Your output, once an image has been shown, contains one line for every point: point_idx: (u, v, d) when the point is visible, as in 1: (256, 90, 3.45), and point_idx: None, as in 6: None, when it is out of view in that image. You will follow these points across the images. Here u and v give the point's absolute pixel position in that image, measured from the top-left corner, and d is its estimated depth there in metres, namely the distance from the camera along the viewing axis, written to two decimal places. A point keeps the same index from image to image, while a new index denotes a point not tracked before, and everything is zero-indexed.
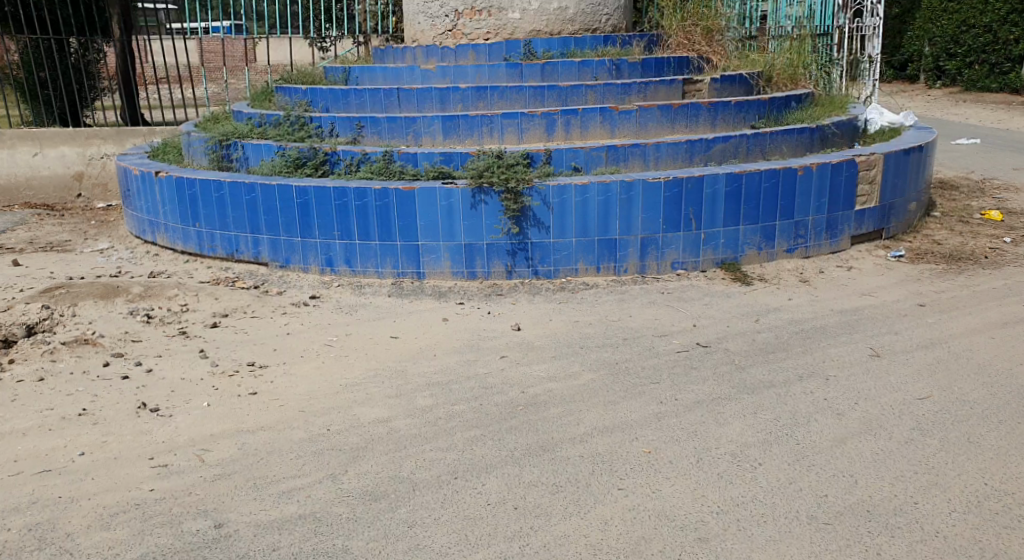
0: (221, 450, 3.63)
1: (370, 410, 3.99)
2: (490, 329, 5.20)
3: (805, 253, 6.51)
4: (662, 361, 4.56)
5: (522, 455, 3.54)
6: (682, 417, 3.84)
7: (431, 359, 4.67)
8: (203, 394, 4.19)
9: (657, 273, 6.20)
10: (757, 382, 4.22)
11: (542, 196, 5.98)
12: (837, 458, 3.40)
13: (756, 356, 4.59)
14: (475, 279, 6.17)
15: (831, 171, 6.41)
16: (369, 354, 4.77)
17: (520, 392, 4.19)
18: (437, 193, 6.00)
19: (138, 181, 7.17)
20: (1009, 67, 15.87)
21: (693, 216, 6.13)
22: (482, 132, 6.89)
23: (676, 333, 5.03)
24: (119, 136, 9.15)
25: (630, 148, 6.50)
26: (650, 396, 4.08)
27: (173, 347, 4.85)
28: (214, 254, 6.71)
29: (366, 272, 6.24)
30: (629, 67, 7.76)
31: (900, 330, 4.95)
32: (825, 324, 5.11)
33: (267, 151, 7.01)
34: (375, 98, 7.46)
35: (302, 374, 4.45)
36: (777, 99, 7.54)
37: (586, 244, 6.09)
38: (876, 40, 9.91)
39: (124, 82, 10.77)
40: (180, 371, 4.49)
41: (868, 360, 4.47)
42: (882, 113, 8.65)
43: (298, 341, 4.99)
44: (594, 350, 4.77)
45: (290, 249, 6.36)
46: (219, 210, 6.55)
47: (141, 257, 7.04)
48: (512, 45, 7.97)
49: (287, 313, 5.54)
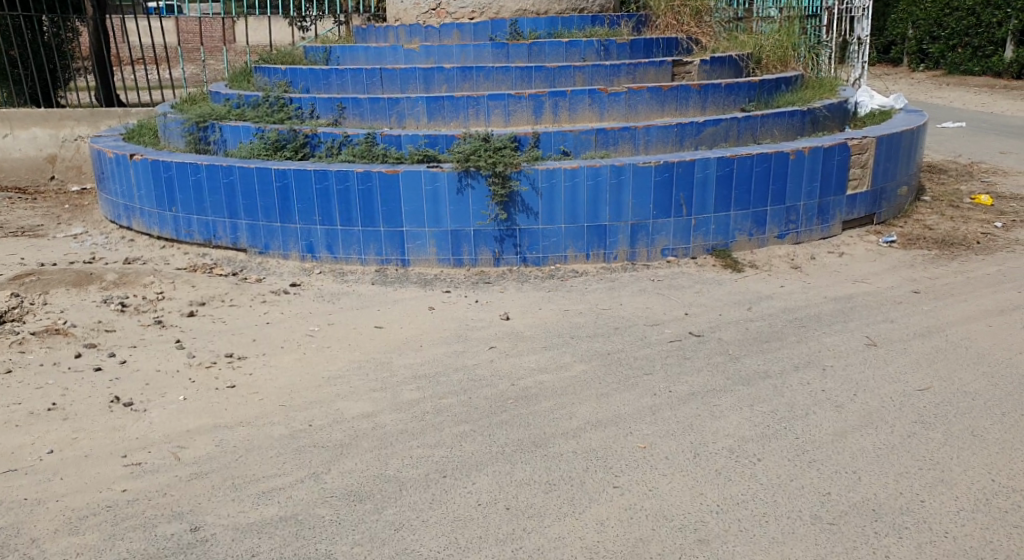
0: (198, 447, 3.46)
1: (354, 404, 3.84)
2: (477, 318, 5.06)
3: (797, 239, 6.40)
4: (655, 351, 4.44)
5: (513, 451, 3.41)
6: (677, 410, 3.71)
7: (416, 350, 4.53)
8: (179, 387, 4.02)
9: (647, 260, 6.08)
10: (753, 373, 4.10)
11: (530, 181, 5.83)
12: (840, 454, 3.30)
13: (751, 346, 4.47)
14: (462, 266, 6.02)
15: (824, 155, 6.29)
16: (352, 345, 4.62)
17: (509, 384, 4.05)
18: (422, 177, 5.82)
19: (112, 164, 6.94)
20: (992, 50, 15.82)
21: (684, 200, 6.00)
22: (467, 114, 6.71)
23: (668, 322, 4.91)
24: (93, 118, 8.90)
25: (619, 131, 6.35)
26: (644, 388, 3.96)
27: (148, 338, 4.67)
28: (191, 240, 6.51)
29: (348, 259, 6.07)
30: (617, 48, 7.59)
31: (896, 318, 4.85)
32: (819, 312, 5.01)
33: (245, 134, 6.80)
34: (357, 79, 7.27)
35: (282, 366, 4.29)
36: (768, 82, 7.41)
37: (575, 231, 5.95)
38: (865, 21, 9.91)
39: (98, 62, 10.49)
40: (155, 363, 4.32)
41: (865, 350, 4.37)
42: (872, 96, 8.54)
43: (278, 331, 4.83)
44: (584, 340, 4.64)
45: (270, 235, 6.18)
46: (196, 195, 6.35)
47: (115, 242, 6.83)
48: (498, 24, 7.76)
49: (267, 302, 5.37)
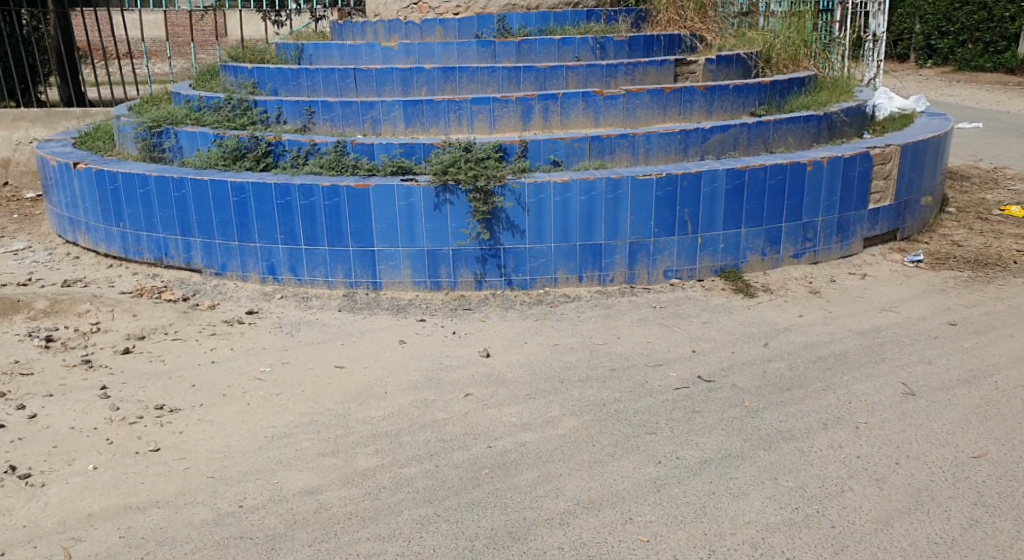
0: (96, 540, 2.87)
1: (297, 475, 3.20)
2: (455, 355, 4.41)
3: (814, 259, 5.76)
4: (659, 403, 3.78)
5: (484, 548, 2.80)
6: (687, 485, 3.10)
7: (379, 399, 3.86)
8: (91, 452, 3.40)
9: (647, 282, 5.44)
10: (774, 433, 3.47)
11: (516, 196, 5.18)
12: (885, 555, 2.72)
13: (770, 395, 3.83)
14: (440, 290, 5.36)
15: (843, 166, 5.65)
16: (304, 392, 3.96)
17: (485, 448, 3.40)
18: (395, 192, 5.17)
19: (56, 172, 6.29)
20: (1005, 46, 15.30)
21: (689, 217, 5.36)
22: (448, 120, 6.07)
23: (673, 361, 4.26)
24: (49, 118, 8.31)
25: (617, 139, 5.69)
26: (646, 454, 3.32)
27: (69, 384, 4.04)
28: (141, 258, 5.85)
29: (313, 281, 5.42)
30: (615, 46, 6.94)
31: (935, 358, 4.21)
32: (844, 349, 4.36)
33: (203, 141, 6.14)
34: (329, 80, 6.58)
35: (219, 422, 3.65)
36: (779, 83, 6.76)
37: (566, 250, 5.29)
38: (881, 16, 9.21)
39: (64, 57, 9.85)
40: (69, 418, 3.69)
41: (903, 402, 3.71)
42: (891, 98, 7.89)
43: (222, 374, 4.17)
44: (575, 386, 3.98)
45: (226, 254, 5.52)
46: (144, 209, 5.71)
47: (59, 260, 6.17)
48: (484, 21, 7.13)
49: (217, 334, 4.73)
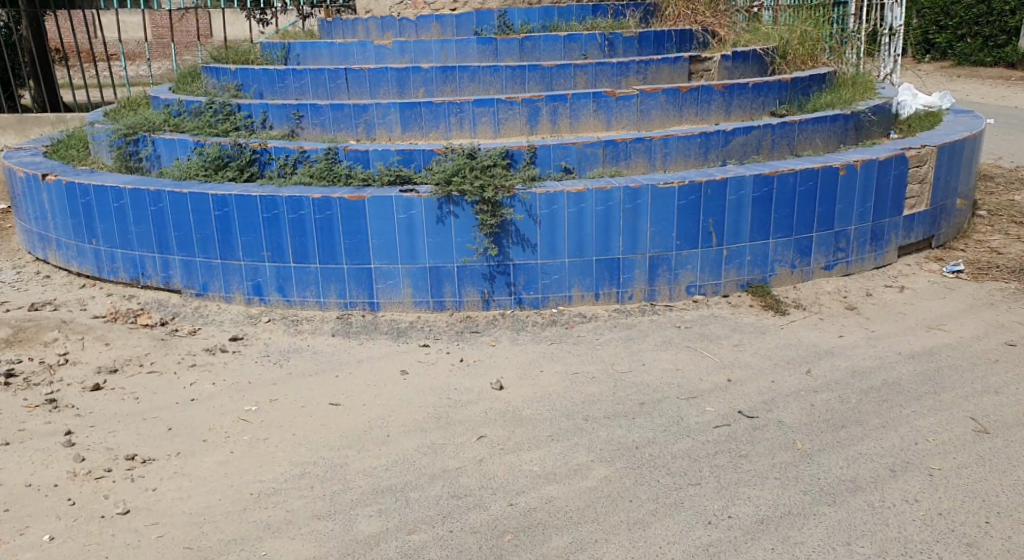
0: None
1: (288, 546, 2.78)
2: (464, 388, 3.94)
3: (846, 270, 5.33)
4: (700, 444, 3.34)
5: None
6: (745, 555, 2.67)
7: (380, 445, 3.40)
8: (48, 518, 2.94)
9: (669, 299, 4.98)
10: (836, 483, 3.02)
11: (526, 208, 4.73)
12: None
13: (824, 434, 3.38)
14: (444, 310, 4.90)
15: (878, 169, 5.22)
16: (295, 436, 3.49)
17: (505, 506, 2.96)
18: (394, 203, 4.71)
19: (25, 184, 5.79)
20: (1004, 40, 15.04)
21: (714, 228, 4.91)
22: (449, 123, 5.60)
23: (709, 394, 3.81)
24: (22, 125, 7.81)
25: (632, 144, 5.25)
26: (693, 512, 2.89)
27: (30, 429, 3.57)
28: (116, 278, 5.36)
29: (304, 302, 4.95)
30: (624, 43, 6.50)
31: (1000, 386, 3.78)
32: (897, 376, 3.92)
33: (182, 149, 5.66)
34: (318, 81, 6.11)
35: (199, 476, 3.19)
36: (801, 80, 6.32)
37: (581, 266, 4.84)
38: (898, 7, 8.72)
39: (41, 61, 9.36)
40: (27, 473, 3.22)
41: (976, 442, 3.28)
42: (914, 94, 7.44)
43: (201, 415, 3.69)
44: (602, 425, 3.53)
45: (208, 273, 5.04)
46: (118, 224, 5.22)
47: (27, 280, 5.67)
48: (484, 17, 6.67)
49: (198, 365, 4.26)
